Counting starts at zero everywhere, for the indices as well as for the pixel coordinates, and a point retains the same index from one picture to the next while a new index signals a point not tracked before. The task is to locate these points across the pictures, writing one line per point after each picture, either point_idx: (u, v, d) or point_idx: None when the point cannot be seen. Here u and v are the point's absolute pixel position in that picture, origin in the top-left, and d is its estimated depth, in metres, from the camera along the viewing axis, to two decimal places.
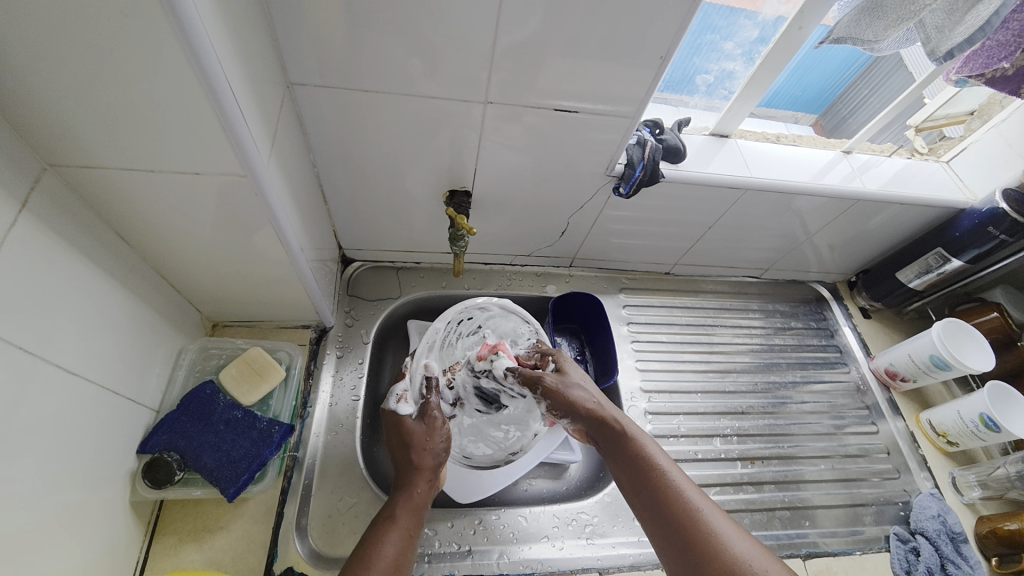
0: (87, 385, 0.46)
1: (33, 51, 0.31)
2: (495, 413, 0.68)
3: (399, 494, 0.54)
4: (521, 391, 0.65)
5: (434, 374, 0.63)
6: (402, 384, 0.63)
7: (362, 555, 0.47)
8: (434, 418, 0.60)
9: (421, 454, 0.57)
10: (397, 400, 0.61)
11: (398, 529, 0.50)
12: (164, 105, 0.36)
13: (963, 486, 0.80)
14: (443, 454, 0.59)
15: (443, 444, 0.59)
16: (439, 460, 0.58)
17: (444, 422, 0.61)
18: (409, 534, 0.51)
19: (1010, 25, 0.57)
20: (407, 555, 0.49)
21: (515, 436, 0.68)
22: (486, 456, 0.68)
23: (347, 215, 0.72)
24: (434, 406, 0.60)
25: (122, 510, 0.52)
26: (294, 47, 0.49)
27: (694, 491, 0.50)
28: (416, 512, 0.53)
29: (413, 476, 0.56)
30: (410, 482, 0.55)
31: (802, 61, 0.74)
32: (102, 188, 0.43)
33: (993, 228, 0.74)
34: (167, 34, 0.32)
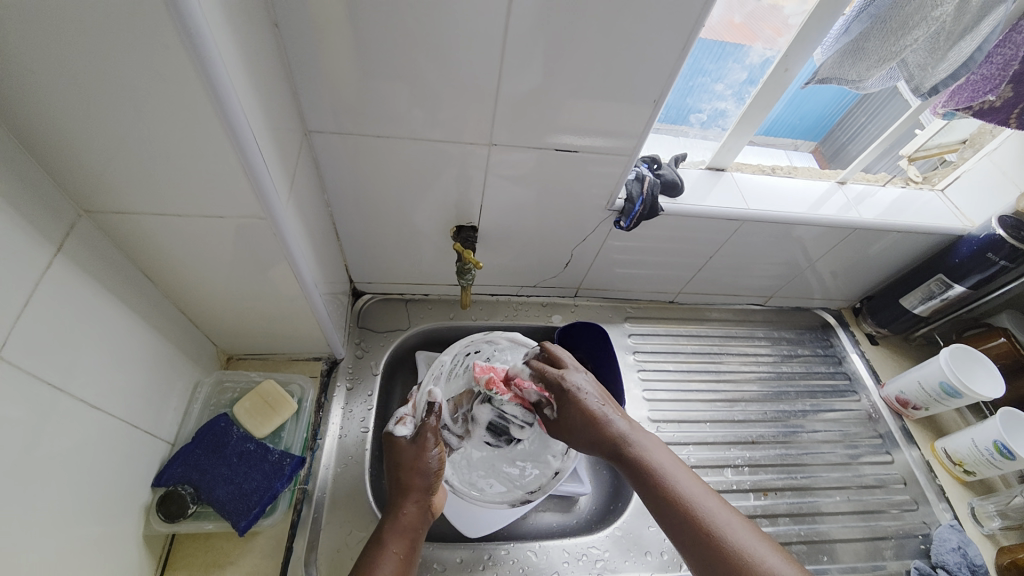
0: (106, 417, 0.48)
1: (80, 111, 0.35)
2: (507, 448, 0.68)
3: (387, 518, 0.55)
4: (527, 418, 0.65)
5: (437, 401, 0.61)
6: (404, 408, 0.63)
7: None
8: (427, 439, 0.59)
9: (409, 474, 0.57)
10: (396, 422, 0.61)
11: (390, 553, 0.52)
12: (194, 156, 0.39)
13: (982, 517, 0.78)
14: (435, 474, 0.59)
15: (434, 464, 0.59)
16: (429, 481, 0.58)
17: (437, 442, 0.60)
18: (402, 558, 0.53)
19: (993, 59, 0.61)
20: None
21: (531, 473, 0.68)
22: (499, 493, 0.67)
23: (359, 250, 0.75)
24: (430, 428, 0.59)
25: (134, 544, 0.53)
26: (311, 97, 0.53)
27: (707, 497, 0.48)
28: (406, 535, 0.54)
29: (401, 498, 0.57)
30: (398, 505, 0.56)
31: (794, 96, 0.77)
32: (132, 231, 0.46)
33: (993, 254, 0.75)
34: (202, 96, 0.35)
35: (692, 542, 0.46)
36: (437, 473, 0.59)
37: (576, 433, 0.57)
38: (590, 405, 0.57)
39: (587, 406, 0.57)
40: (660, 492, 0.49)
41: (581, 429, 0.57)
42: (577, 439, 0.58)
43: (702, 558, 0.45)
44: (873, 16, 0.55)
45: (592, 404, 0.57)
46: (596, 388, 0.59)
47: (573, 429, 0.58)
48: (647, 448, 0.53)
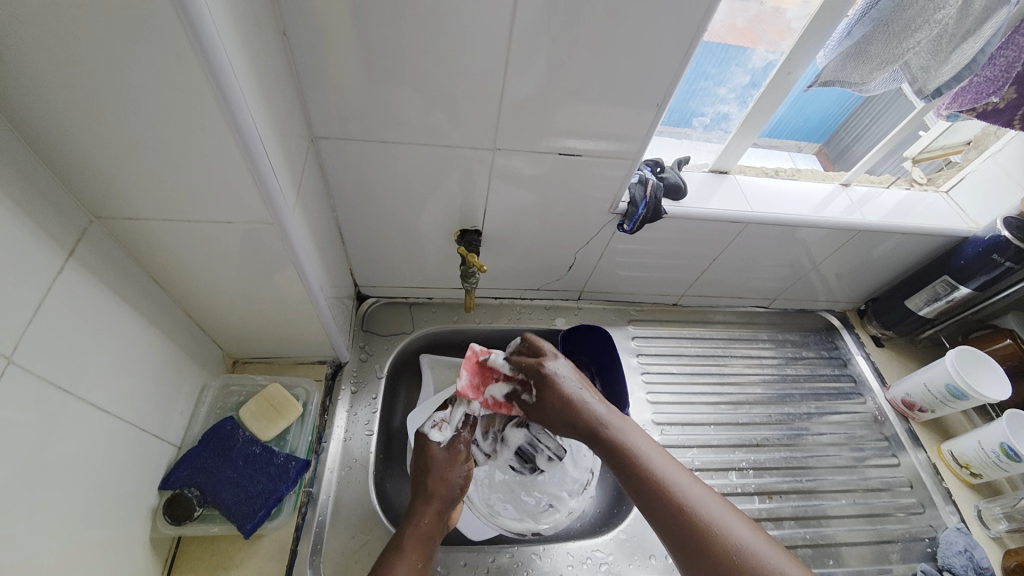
0: (114, 420, 0.48)
1: (90, 118, 0.35)
2: (529, 476, 0.72)
3: (408, 524, 0.56)
4: (558, 449, 0.72)
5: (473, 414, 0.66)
6: (441, 413, 0.66)
7: None
8: (460, 451, 0.63)
9: (436, 484, 0.60)
10: (432, 425, 0.64)
11: (408, 557, 0.53)
12: (201, 162, 0.40)
13: (989, 519, 0.77)
14: (460, 488, 0.61)
15: (460, 479, 0.62)
16: (454, 493, 0.60)
17: (467, 458, 0.64)
18: (419, 565, 0.53)
19: (997, 61, 0.60)
20: None
21: (546, 507, 0.71)
22: (512, 519, 0.69)
23: (363, 254, 0.75)
24: (464, 440, 0.64)
25: (141, 547, 0.53)
26: (318, 104, 0.53)
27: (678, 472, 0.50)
28: (424, 543, 0.55)
29: (423, 505, 0.58)
30: (419, 511, 0.58)
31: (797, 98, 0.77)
32: (141, 236, 0.46)
33: (998, 256, 0.75)
34: (211, 103, 0.36)
35: (665, 517, 0.47)
36: (462, 487, 0.61)
37: (555, 417, 0.59)
38: (568, 390, 0.58)
39: (565, 391, 0.58)
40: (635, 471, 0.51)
41: (559, 413, 0.58)
42: (557, 424, 0.59)
43: (675, 533, 0.46)
44: (876, 19, 0.55)
45: (573, 389, 0.58)
46: (574, 373, 0.61)
47: (553, 412, 0.59)
48: (624, 431, 0.54)
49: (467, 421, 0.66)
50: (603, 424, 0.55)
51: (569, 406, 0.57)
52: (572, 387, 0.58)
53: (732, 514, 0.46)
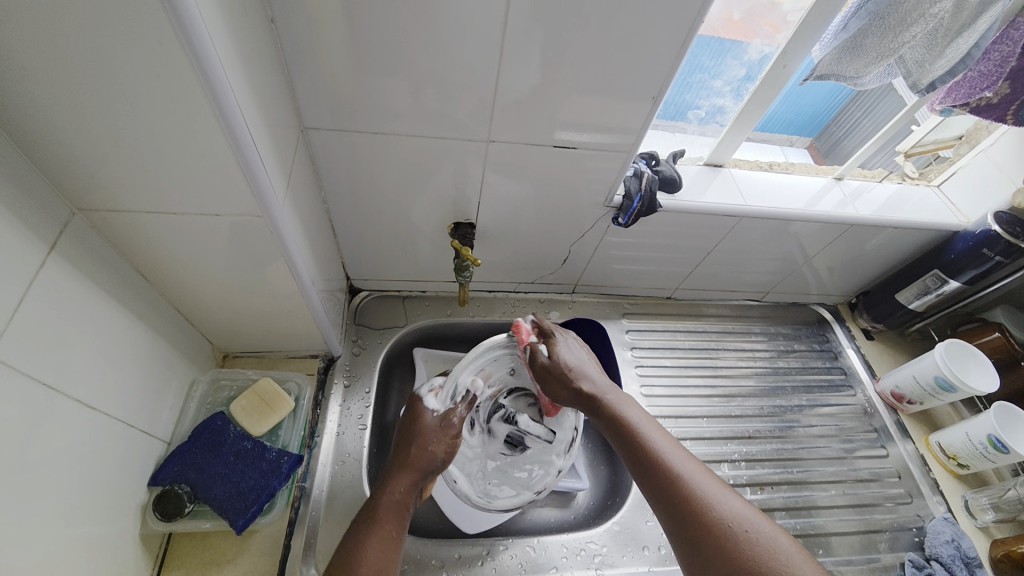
0: (101, 416, 0.47)
1: (70, 107, 0.34)
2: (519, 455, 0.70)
3: (381, 494, 0.54)
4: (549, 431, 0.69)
5: (475, 390, 0.65)
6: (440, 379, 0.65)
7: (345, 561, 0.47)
8: (450, 425, 0.61)
9: (418, 453, 0.58)
10: (429, 390, 0.63)
11: (381, 530, 0.51)
12: (187, 153, 0.39)
13: (976, 509, 0.79)
14: (441, 462, 0.59)
15: (443, 453, 0.59)
16: (434, 466, 0.58)
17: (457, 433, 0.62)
18: (391, 537, 0.51)
19: (991, 56, 0.60)
20: (389, 557, 0.50)
21: (539, 474, 0.69)
22: (509, 499, 0.67)
23: (355, 247, 0.74)
24: (456, 414, 0.63)
25: (131, 543, 0.52)
26: (308, 94, 0.52)
27: (675, 448, 0.53)
28: (399, 513, 0.53)
29: (399, 477, 0.56)
30: (393, 482, 0.55)
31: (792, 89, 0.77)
32: (127, 229, 0.45)
33: (988, 250, 0.75)
34: (197, 92, 0.34)
35: (659, 489, 0.50)
36: (444, 458, 0.59)
37: (558, 386, 0.63)
38: (569, 360, 0.64)
39: (570, 359, 0.64)
40: (646, 460, 0.52)
41: (563, 382, 0.63)
42: (559, 395, 0.64)
43: (679, 521, 0.47)
44: (872, 13, 0.55)
45: (575, 362, 0.64)
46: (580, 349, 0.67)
47: (556, 376, 0.63)
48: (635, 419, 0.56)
49: (467, 396, 0.65)
50: (620, 412, 0.57)
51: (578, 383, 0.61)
52: (574, 359, 0.64)
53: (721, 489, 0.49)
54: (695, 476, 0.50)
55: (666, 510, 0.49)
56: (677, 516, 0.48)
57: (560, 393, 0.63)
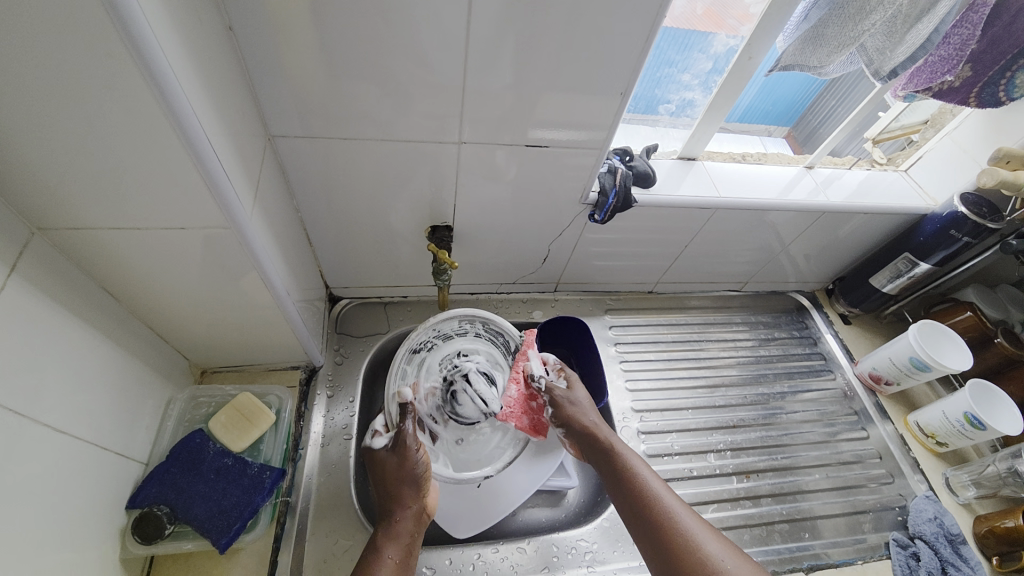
0: (74, 440, 0.46)
1: (20, 126, 0.33)
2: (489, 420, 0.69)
3: (381, 528, 0.55)
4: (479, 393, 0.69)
5: (407, 401, 0.62)
6: (379, 420, 0.63)
7: None
8: (406, 445, 0.59)
9: (397, 485, 0.57)
10: (374, 435, 0.61)
11: (385, 557, 0.52)
12: (149, 169, 0.38)
13: (958, 487, 0.80)
14: (423, 479, 0.59)
15: (420, 468, 0.59)
16: (421, 487, 0.58)
17: (417, 445, 0.60)
18: (399, 565, 0.52)
19: (951, 40, 0.61)
20: None
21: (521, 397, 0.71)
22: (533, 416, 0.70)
23: (332, 255, 0.74)
24: (405, 434, 0.60)
25: (111, 569, 0.51)
26: (274, 101, 0.52)
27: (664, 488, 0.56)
28: (401, 541, 0.54)
29: (397, 507, 0.56)
30: (392, 515, 0.56)
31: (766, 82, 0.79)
32: (90, 247, 0.44)
33: (956, 231, 0.77)
34: (155, 108, 0.34)
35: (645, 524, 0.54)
36: (422, 479, 0.59)
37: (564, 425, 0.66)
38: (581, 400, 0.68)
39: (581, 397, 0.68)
40: (636, 498, 0.56)
41: (569, 420, 0.66)
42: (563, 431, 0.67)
43: (662, 556, 0.51)
44: (832, 2, 0.57)
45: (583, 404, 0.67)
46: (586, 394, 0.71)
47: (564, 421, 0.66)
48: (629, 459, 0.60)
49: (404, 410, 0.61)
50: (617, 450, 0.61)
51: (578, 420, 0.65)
52: (581, 398, 0.68)
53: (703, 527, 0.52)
54: (680, 513, 0.53)
55: (650, 546, 0.52)
56: (657, 547, 0.52)
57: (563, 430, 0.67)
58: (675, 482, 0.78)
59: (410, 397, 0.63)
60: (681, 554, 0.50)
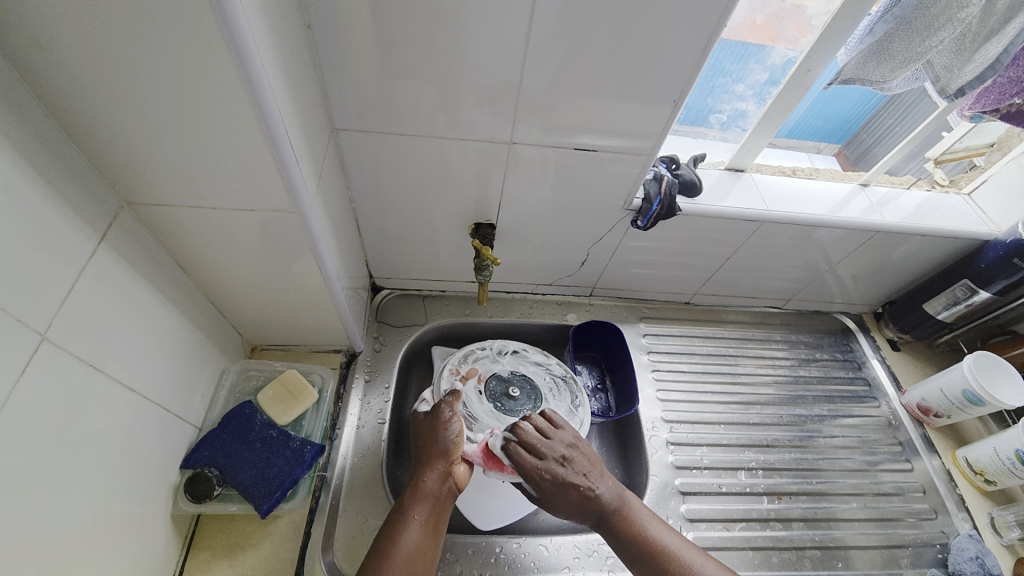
0: (140, 399, 0.50)
1: (124, 107, 0.37)
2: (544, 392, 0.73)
3: (410, 487, 0.57)
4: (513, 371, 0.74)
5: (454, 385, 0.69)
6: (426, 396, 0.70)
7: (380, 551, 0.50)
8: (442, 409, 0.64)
9: (433, 445, 0.60)
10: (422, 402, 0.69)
11: (414, 520, 0.53)
12: (228, 152, 0.41)
13: (1002, 528, 0.76)
14: (454, 444, 0.60)
15: (454, 432, 0.61)
16: (450, 450, 0.60)
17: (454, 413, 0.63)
18: (429, 528, 0.54)
19: (1020, 62, 0.59)
20: (428, 549, 0.52)
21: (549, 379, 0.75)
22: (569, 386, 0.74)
23: (379, 245, 0.76)
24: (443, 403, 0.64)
25: (162, 522, 0.55)
26: (340, 96, 0.54)
27: (697, 558, 0.54)
28: (430, 503, 0.55)
29: (424, 469, 0.58)
30: (420, 475, 0.58)
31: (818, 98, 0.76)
32: (168, 223, 0.48)
33: (1019, 259, 0.73)
34: (243, 98, 0.37)
35: None
36: (457, 440, 0.61)
37: (564, 505, 0.58)
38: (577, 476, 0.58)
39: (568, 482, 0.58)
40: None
41: (570, 499, 0.58)
42: (566, 512, 0.58)
43: None
44: (899, 17, 0.55)
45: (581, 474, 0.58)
46: (581, 460, 0.59)
47: (565, 498, 0.58)
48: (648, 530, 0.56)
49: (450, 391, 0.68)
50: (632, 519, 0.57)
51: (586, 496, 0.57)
52: (575, 469, 0.59)
53: None
54: None
55: None
56: None
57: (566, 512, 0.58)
58: (701, 496, 0.76)
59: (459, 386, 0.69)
60: None
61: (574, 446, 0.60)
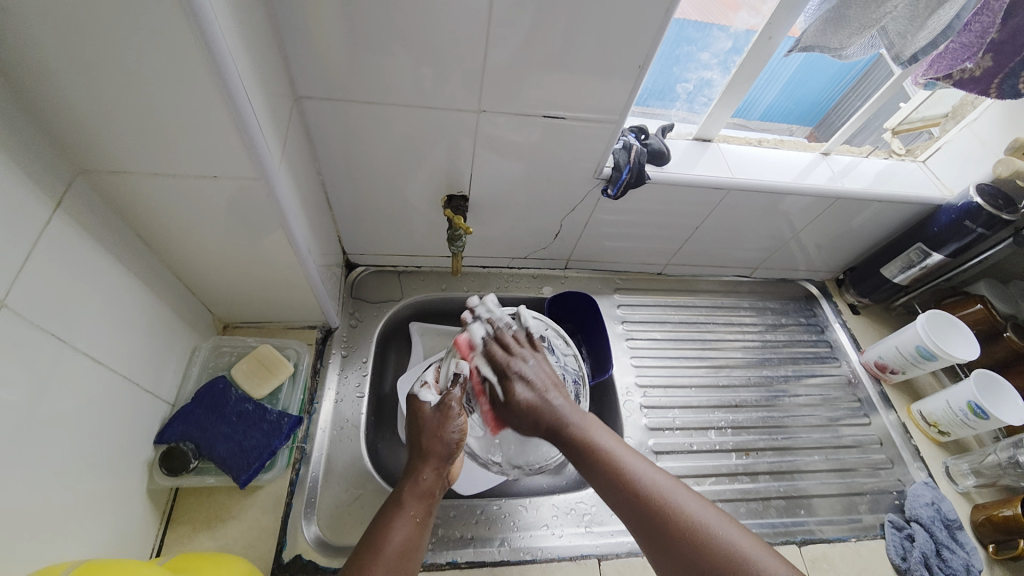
0: (107, 374, 0.49)
1: (73, 67, 0.35)
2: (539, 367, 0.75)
3: (405, 483, 0.57)
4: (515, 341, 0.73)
5: (463, 372, 0.66)
6: (430, 375, 0.67)
7: (374, 540, 0.51)
8: (450, 408, 0.63)
9: (431, 442, 0.60)
10: (421, 386, 0.65)
11: (408, 515, 0.54)
12: (186, 115, 0.40)
13: (957, 475, 0.80)
14: (454, 444, 0.61)
15: (454, 435, 0.61)
16: (448, 450, 0.60)
17: (460, 412, 0.63)
18: (418, 521, 0.54)
19: (972, 27, 0.61)
20: (417, 539, 0.53)
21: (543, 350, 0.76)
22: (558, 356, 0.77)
23: (350, 220, 0.76)
24: (453, 398, 0.63)
25: (139, 496, 0.54)
26: (302, 61, 0.53)
27: (627, 452, 0.58)
28: (424, 500, 0.56)
29: (420, 464, 0.59)
30: (416, 470, 0.58)
31: (795, 74, 0.78)
32: (127, 192, 0.47)
33: (971, 222, 0.77)
34: (197, 56, 0.36)
35: (624, 492, 0.54)
36: (457, 442, 0.61)
37: (518, 420, 0.65)
38: (534, 390, 0.65)
39: (531, 396, 0.65)
40: (608, 470, 0.56)
41: (523, 415, 0.65)
42: (519, 423, 0.66)
43: (645, 520, 0.52)
44: None
45: (535, 394, 0.65)
46: (543, 379, 0.66)
47: (522, 415, 0.65)
48: (591, 428, 0.61)
49: (457, 378, 0.66)
50: (593, 443, 0.59)
51: (541, 416, 0.63)
52: (534, 388, 0.66)
53: (676, 487, 0.54)
54: (653, 475, 0.55)
55: (630, 511, 0.53)
56: (640, 517, 0.52)
57: (521, 425, 0.65)
58: (672, 455, 0.79)
59: (466, 369, 0.67)
60: (663, 517, 0.51)
61: (536, 362, 0.68)
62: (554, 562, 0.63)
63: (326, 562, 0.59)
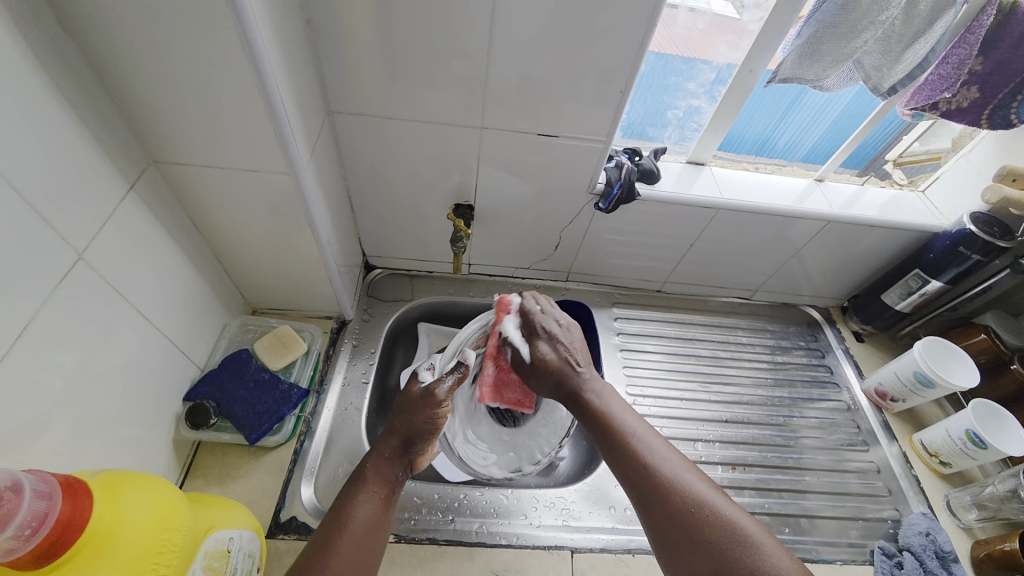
0: (152, 333, 0.58)
1: (156, 78, 0.46)
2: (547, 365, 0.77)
3: (372, 455, 0.58)
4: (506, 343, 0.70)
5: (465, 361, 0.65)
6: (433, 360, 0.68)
7: (337, 515, 0.52)
8: (433, 399, 0.60)
9: (408, 421, 0.60)
10: (424, 369, 0.67)
11: (371, 492, 0.55)
12: (237, 118, 0.50)
13: (958, 509, 0.78)
14: (426, 430, 0.60)
15: (427, 421, 0.60)
16: (418, 433, 0.60)
17: (445, 403, 0.61)
18: (382, 500, 0.55)
19: (950, 59, 0.64)
20: (380, 516, 0.54)
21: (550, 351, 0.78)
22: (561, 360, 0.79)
23: (370, 223, 0.85)
24: (440, 389, 0.61)
25: (165, 445, 0.62)
26: (335, 81, 0.63)
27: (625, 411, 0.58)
28: (388, 477, 0.57)
29: (388, 440, 0.60)
30: (382, 445, 0.59)
31: (836, 116, 0.82)
32: (185, 181, 0.57)
33: (965, 248, 0.78)
34: (247, 70, 0.45)
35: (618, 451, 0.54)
36: (434, 427, 0.61)
37: (541, 382, 0.65)
38: (557, 356, 0.63)
39: (555, 357, 0.64)
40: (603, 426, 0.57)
41: (545, 377, 0.64)
42: (540, 385, 0.65)
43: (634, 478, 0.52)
44: (821, 21, 0.62)
45: (560, 358, 0.63)
46: (569, 340, 0.65)
47: (541, 376, 0.64)
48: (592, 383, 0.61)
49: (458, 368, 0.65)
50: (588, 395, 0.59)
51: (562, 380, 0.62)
52: (560, 351, 0.64)
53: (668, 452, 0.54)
54: (647, 437, 0.55)
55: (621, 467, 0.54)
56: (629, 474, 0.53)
57: (541, 386, 0.65)
58: None
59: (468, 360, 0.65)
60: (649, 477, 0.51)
61: (567, 325, 0.67)
62: (529, 548, 0.66)
63: (318, 525, 0.64)
